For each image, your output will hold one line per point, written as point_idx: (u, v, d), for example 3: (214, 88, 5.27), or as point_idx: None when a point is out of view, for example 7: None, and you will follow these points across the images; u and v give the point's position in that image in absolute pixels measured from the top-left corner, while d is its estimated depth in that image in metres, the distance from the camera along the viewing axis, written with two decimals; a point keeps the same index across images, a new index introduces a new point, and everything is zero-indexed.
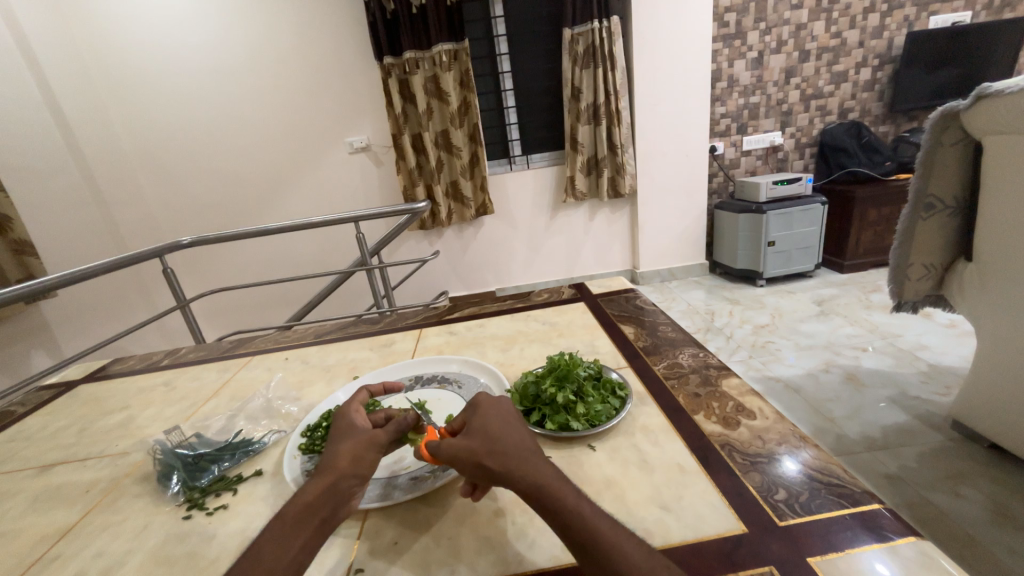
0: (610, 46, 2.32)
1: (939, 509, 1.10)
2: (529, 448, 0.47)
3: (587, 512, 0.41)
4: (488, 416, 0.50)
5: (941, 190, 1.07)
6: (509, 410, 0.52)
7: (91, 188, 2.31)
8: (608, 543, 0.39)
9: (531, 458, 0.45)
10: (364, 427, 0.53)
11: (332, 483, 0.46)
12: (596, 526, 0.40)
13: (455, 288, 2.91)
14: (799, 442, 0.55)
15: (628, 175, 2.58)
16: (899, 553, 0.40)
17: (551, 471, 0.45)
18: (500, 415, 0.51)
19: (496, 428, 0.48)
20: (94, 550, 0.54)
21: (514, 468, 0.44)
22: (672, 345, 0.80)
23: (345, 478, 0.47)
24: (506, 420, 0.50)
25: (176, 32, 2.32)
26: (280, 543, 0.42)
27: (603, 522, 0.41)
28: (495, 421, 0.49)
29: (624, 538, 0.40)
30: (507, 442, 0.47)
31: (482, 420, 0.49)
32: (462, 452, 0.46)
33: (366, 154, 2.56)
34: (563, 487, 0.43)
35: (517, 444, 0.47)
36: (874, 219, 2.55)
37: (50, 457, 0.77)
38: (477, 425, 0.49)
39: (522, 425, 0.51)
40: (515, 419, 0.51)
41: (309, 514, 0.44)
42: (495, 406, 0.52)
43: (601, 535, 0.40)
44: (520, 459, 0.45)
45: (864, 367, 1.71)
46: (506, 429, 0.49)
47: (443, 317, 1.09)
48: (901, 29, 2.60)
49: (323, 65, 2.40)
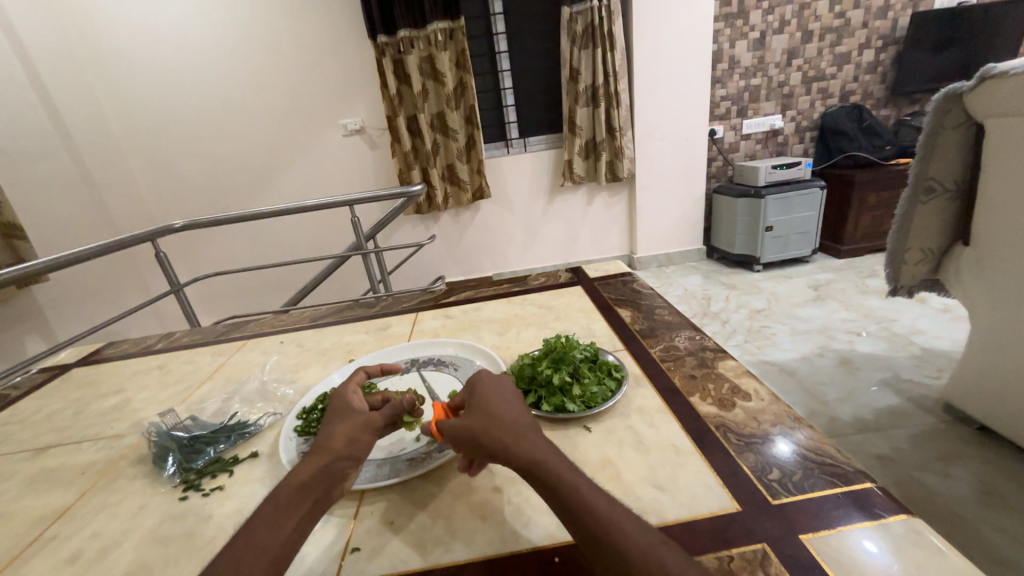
0: (610, 26, 2.27)
1: (928, 489, 1.12)
2: (526, 425, 0.47)
3: (583, 489, 0.41)
4: (486, 393, 0.50)
5: (942, 173, 1.06)
6: (507, 387, 0.52)
7: (80, 171, 2.26)
8: (605, 519, 0.39)
9: (528, 436, 0.45)
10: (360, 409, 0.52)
11: (326, 465, 0.46)
12: (592, 502, 0.40)
13: (452, 273, 2.90)
14: (794, 423, 0.56)
15: (627, 159, 2.55)
16: (890, 531, 0.41)
17: (548, 448, 0.45)
18: (499, 391, 0.50)
19: (494, 406, 0.48)
20: (91, 530, 0.54)
21: (512, 445, 0.44)
22: (669, 328, 0.80)
23: (339, 459, 0.47)
24: (505, 397, 0.50)
25: (163, 8, 2.25)
26: (273, 524, 0.42)
27: (600, 498, 0.41)
28: (492, 397, 0.49)
29: (621, 514, 0.40)
30: (506, 418, 0.47)
31: (481, 398, 0.49)
32: (462, 429, 0.46)
33: (360, 136, 2.51)
34: (560, 464, 0.43)
35: (516, 421, 0.47)
36: (872, 204, 2.54)
37: (44, 439, 0.77)
38: (475, 404, 0.49)
39: (520, 402, 0.51)
40: (513, 396, 0.51)
41: (302, 495, 0.44)
42: (493, 383, 0.52)
43: (598, 511, 0.40)
44: (518, 436, 0.45)
45: (859, 351, 1.73)
46: (505, 406, 0.48)
47: (439, 300, 1.08)
48: (906, 9, 2.55)
49: (315, 44, 2.33)
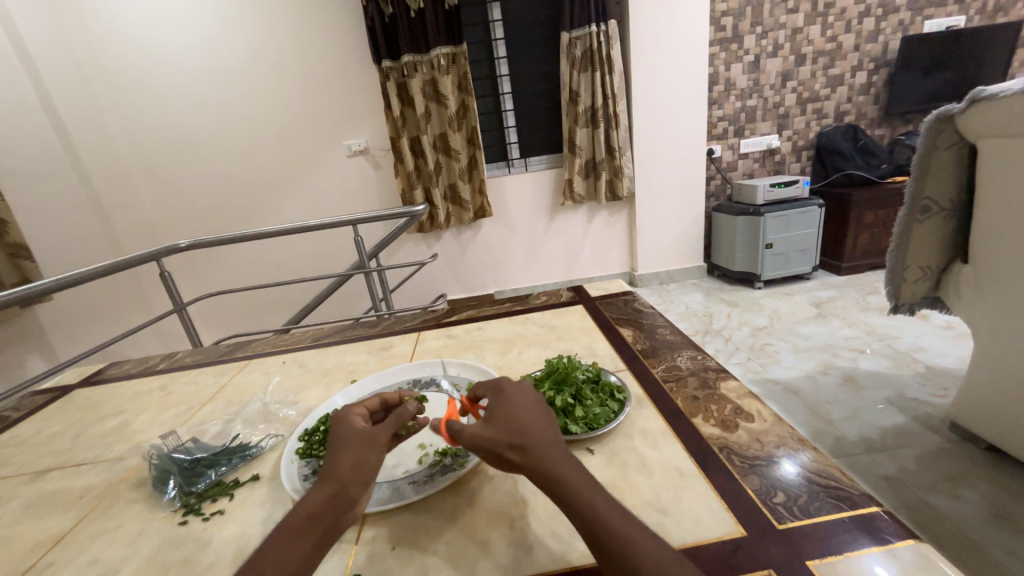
0: (608, 50, 2.34)
1: (936, 511, 1.10)
2: (552, 436, 0.46)
3: (600, 507, 0.41)
4: (512, 398, 0.49)
5: (937, 193, 1.07)
6: (536, 396, 0.50)
7: (88, 191, 2.31)
8: (620, 539, 0.39)
9: (551, 449, 0.44)
10: (362, 427, 0.50)
11: (334, 494, 0.45)
12: (611, 519, 0.40)
13: (454, 291, 2.91)
14: (797, 444, 0.55)
15: (626, 178, 2.58)
16: (898, 557, 0.40)
17: (568, 466, 0.43)
18: (524, 397, 0.49)
19: (520, 415, 0.47)
20: (89, 556, 0.54)
21: (539, 460, 0.43)
22: (671, 347, 0.80)
23: (346, 486, 0.46)
24: (530, 404, 0.49)
25: (175, 36, 2.32)
26: (282, 553, 0.42)
27: (616, 517, 0.40)
28: (516, 412, 0.47)
29: (639, 533, 0.40)
30: (533, 432, 0.45)
31: (506, 403, 0.48)
32: (481, 441, 0.45)
33: (364, 157, 2.56)
34: (579, 484, 0.42)
35: (541, 433, 0.46)
36: (870, 222, 2.56)
37: (44, 462, 0.76)
38: (499, 411, 0.47)
39: (544, 410, 0.49)
40: (539, 404, 0.50)
41: (309, 526, 0.44)
42: (521, 388, 0.51)
43: (613, 531, 0.39)
44: (543, 449, 0.44)
45: (863, 369, 1.72)
46: (531, 414, 0.47)
47: (442, 319, 1.09)
48: (896, 33, 2.62)
49: (322, 68, 2.40)
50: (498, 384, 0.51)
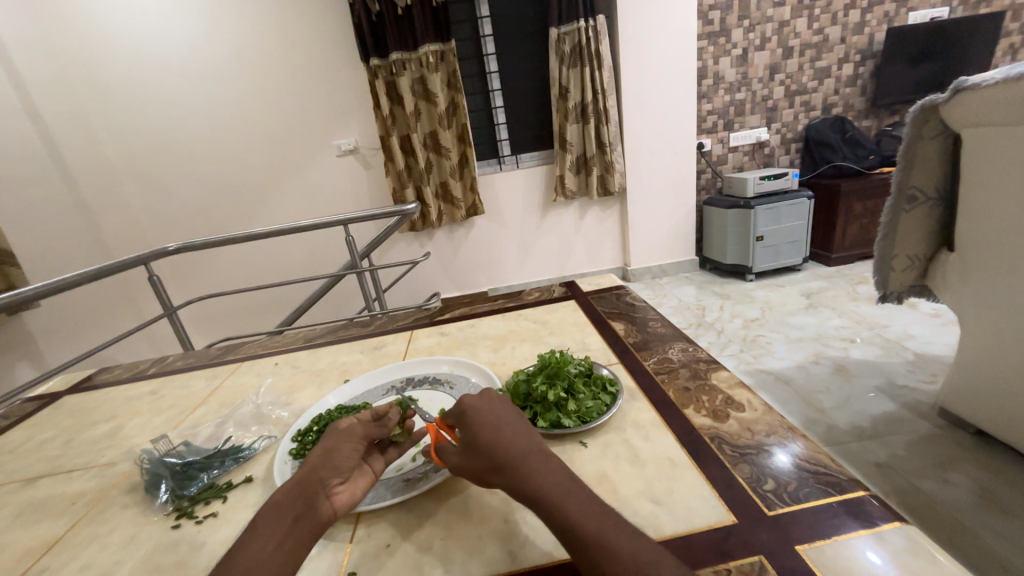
0: (597, 45, 2.34)
1: (926, 495, 1.12)
2: (525, 447, 0.46)
3: (572, 515, 0.40)
4: (479, 421, 0.48)
5: (923, 182, 1.08)
6: (500, 409, 0.50)
7: (74, 196, 2.28)
8: (594, 541, 0.39)
9: (524, 466, 0.44)
10: (340, 423, 0.54)
11: (304, 480, 0.48)
12: (581, 523, 0.40)
13: (447, 289, 2.90)
14: (788, 432, 0.56)
15: (617, 173, 2.60)
16: (886, 539, 0.41)
17: (539, 480, 0.43)
18: (492, 415, 0.49)
19: (485, 439, 0.47)
20: (82, 562, 0.53)
21: (515, 482, 0.44)
22: (662, 340, 0.81)
23: (318, 472, 0.48)
24: (497, 421, 0.48)
25: (158, 35, 2.29)
26: (252, 541, 0.43)
27: (589, 520, 0.40)
28: (480, 435, 0.47)
29: (611, 531, 0.39)
30: (503, 453, 0.45)
31: (472, 428, 0.48)
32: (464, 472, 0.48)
33: (354, 156, 2.54)
34: (548, 493, 0.42)
35: (511, 450, 0.45)
36: (859, 212, 2.59)
37: (35, 469, 0.75)
38: (468, 439, 0.48)
39: (513, 422, 0.49)
40: (511, 416, 0.50)
41: (280, 512, 0.45)
42: (488, 404, 0.50)
43: (587, 534, 0.39)
44: (514, 469, 0.44)
45: (853, 358, 1.74)
46: (500, 431, 0.47)
47: (435, 317, 1.09)
48: (881, 25, 2.64)
49: (309, 67, 2.38)
50: (457, 409, 0.51)
